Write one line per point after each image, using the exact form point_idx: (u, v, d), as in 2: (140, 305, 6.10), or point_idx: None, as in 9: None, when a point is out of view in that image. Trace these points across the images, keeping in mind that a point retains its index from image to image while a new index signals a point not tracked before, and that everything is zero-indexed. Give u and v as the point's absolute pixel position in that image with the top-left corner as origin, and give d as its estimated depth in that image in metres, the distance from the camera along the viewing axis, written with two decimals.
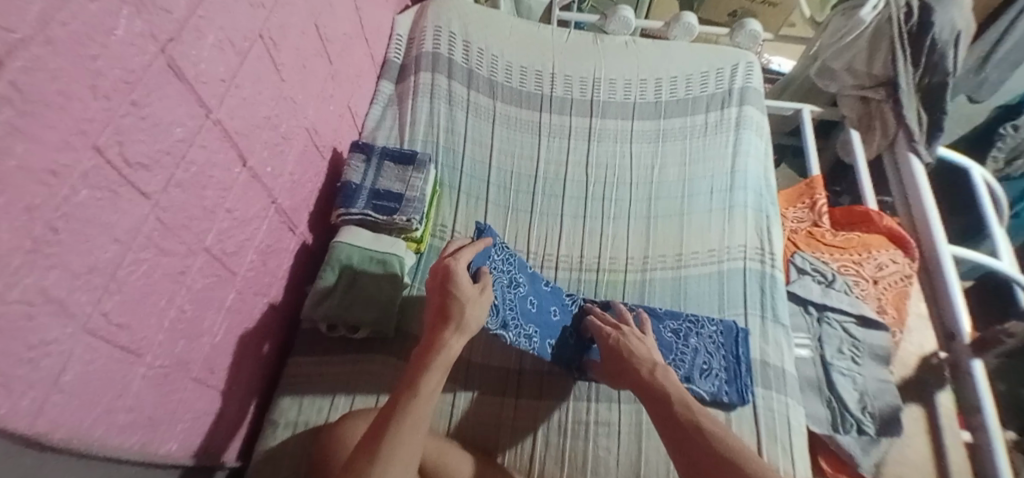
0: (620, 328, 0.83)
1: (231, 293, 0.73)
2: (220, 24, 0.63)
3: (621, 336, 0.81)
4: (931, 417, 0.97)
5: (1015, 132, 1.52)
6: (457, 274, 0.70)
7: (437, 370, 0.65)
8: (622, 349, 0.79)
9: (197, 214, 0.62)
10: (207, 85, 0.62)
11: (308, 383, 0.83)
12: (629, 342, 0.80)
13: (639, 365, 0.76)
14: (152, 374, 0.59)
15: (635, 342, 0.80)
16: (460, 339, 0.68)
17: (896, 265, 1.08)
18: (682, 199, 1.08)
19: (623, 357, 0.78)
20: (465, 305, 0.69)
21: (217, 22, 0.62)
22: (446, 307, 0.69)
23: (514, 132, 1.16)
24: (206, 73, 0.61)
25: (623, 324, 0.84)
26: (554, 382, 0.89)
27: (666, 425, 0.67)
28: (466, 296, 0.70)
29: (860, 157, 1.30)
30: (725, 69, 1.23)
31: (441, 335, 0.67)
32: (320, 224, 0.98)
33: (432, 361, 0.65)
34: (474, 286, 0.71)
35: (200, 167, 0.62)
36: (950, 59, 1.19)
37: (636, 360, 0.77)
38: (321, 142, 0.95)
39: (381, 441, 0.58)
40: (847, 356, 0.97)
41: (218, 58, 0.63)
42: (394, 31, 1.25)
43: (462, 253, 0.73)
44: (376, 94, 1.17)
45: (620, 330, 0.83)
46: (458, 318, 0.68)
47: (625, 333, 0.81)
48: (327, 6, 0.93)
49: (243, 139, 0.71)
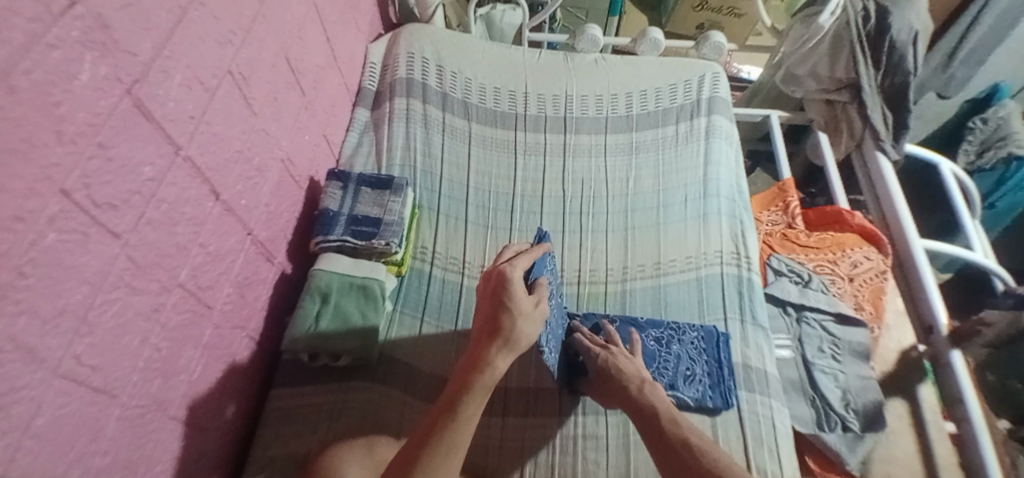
0: (607, 346, 0.84)
1: (208, 328, 0.73)
2: (187, 63, 0.64)
3: (610, 354, 0.82)
4: (915, 412, 0.98)
5: (983, 124, 1.58)
6: (511, 282, 0.69)
7: (479, 389, 0.63)
8: (611, 366, 0.80)
9: (169, 251, 0.63)
10: (176, 123, 0.63)
11: (290, 414, 0.82)
12: (616, 362, 0.80)
13: (627, 383, 0.77)
14: (128, 414, 0.59)
15: (623, 361, 0.81)
16: (506, 358, 0.66)
17: (871, 261, 1.10)
18: (658, 209, 1.10)
19: (611, 375, 0.79)
20: (517, 317, 0.67)
21: (184, 61, 0.63)
22: (498, 322, 0.67)
23: (491, 152, 1.18)
24: (175, 111, 0.62)
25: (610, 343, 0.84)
26: (541, 397, 0.89)
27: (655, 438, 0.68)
28: (523, 308, 0.68)
29: (829, 159, 1.33)
30: (692, 81, 1.26)
31: (486, 353, 0.66)
32: (300, 253, 0.99)
33: (474, 381, 0.63)
34: (528, 299, 0.70)
35: (171, 204, 0.62)
36: (909, 59, 1.22)
37: (622, 378, 0.78)
38: (296, 172, 0.96)
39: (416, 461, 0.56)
40: (828, 354, 0.99)
41: (187, 96, 0.64)
42: (368, 59, 1.28)
43: (517, 261, 0.73)
44: (352, 122, 1.19)
45: (607, 348, 0.83)
46: (507, 334, 0.66)
47: (614, 352, 0.82)
48: (298, 39, 0.94)
49: (215, 174, 0.71)
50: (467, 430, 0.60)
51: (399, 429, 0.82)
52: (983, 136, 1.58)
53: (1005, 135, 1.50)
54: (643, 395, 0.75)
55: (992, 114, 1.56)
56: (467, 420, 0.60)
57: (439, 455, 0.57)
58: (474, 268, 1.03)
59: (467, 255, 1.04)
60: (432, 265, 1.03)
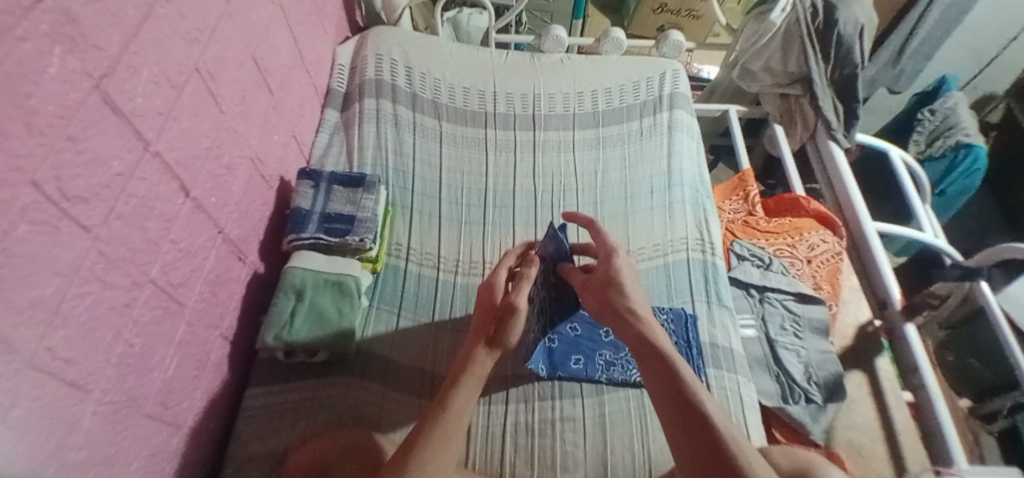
0: (613, 255, 0.75)
1: (181, 325, 0.72)
2: (154, 59, 0.65)
3: (614, 264, 0.74)
4: (873, 381, 1.04)
5: (932, 115, 1.66)
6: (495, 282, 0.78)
7: (467, 385, 0.66)
8: (613, 278, 0.73)
9: (140, 247, 0.63)
10: (144, 118, 0.63)
11: (266, 412, 0.82)
12: (617, 276, 0.72)
13: (625, 298, 0.70)
14: (101, 410, 0.58)
15: (626, 276, 0.73)
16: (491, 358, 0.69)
17: (826, 243, 1.16)
18: (626, 200, 1.14)
19: (613, 287, 0.72)
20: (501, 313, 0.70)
21: (151, 58, 0.64)
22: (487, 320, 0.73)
23: (462, 150, 1.20)
24: (143, 107, 0.63)
25: (616, 251, 0.75)
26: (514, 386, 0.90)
27: (646, 361, 0.63)
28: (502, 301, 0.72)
29: (785, 149, 1.40)
30: (654, 78, 1.31)
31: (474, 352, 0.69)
32: (272, 253, 0.99)
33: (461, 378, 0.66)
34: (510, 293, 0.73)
35: (141, 200, 0.63)
36: (856, 52, 1.30)
37: (619, 292, 0.71)
38: (266, 171, 0.96)
39: (408, 459, 0.58)
40: (790, 331, 1.04)
41: (154, 92, 0.65)
42: (336, 61, 1.29)
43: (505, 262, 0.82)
44: (321, 123, 1.20)
45: (612, 259, 0.74)
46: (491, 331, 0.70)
47: (618, 263, 0.74)
48: (264, 39, 0.95)
49: (184, 171, 0.72)
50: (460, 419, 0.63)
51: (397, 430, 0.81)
52: (932, 126, 1.66)
53: (953, 124, 1.60)
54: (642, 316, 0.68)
55: (940, 105, 1.65)
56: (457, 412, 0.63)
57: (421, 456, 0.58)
58: (449, 263, 1.04)
59: (441, 249, 1.06)
60: (407, 261, 1.03)
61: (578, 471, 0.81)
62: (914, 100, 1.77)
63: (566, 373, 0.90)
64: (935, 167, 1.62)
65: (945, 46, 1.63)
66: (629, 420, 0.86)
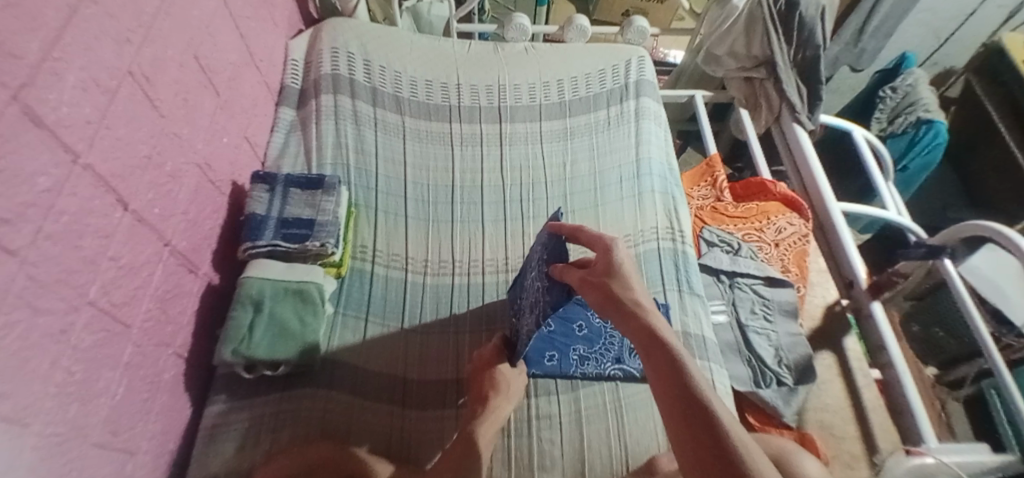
0: (610, 246, 0.61)
1: (128, 347, 0.68)
2: (81, 64, 0.60)
3: (614, 255, 0.60)
4: (842, 361, 1.07)
5: (893, 92, 1.69)
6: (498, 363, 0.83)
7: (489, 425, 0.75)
8: (614, 270, 0.58)
9: (75, 266, 0.58)
10: (72, 128, 0.58)
11: (228, 431, 0.78)
12: (616, 269, 0.58)
13: (630, 292, 0.55)
14: (44, 444, 0.54)
15: (627, 268, 0.59)
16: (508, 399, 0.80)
17: (793, 226, 1.17)
18: (595, 191, 1.12)
19: (614, 279, 0.57)
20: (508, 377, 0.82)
21: (77, 62, 0.59)
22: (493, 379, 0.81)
23: (427, 145, 1.16)
24: (71, 116, 0.58)
25: (616, 241, 0.61)
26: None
27: (650, 366, 0.47)
28: (506, 372, 0.82)
29: (751, 134, 1.41)
30: (620, 66, 1.30)
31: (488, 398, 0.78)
32: (227, 263, 0.94)
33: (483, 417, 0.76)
34: (512, 368, 0.84)
35: (73, 216, 0.58)
36: (818, 33, 1.30)
37: (622, 285, 0.56)
38: (216, 176, 0.91)
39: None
40: (760, 315, 1.05)
41: (82, 100, 0.60)
42: (289, 56, 1.23)
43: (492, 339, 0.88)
44: (277, 121, 1.15)
45: (609, 249, 0.61)
46: (505, 385, 0.80)
47: (616, 254, 0.60)
48: (208, 36, 0.90)
49: (121, 182, 0.67)
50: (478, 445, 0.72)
51: (424, 459, 0.79)
52: (893, 104, 1.69)
53: (914, 101, 1.63)
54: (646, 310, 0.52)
55: (900, 83, 1.68)
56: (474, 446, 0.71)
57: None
58: (418, 263, 1.02)
59: (409, 250, 1.03)
60: (374, 264, 1.00)
61: (555, 469, 0.80)
62: (875, 79, 1.80)
63: (540, 370, 0.89)
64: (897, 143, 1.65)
65: (905, 24, 1.67)
66: (605, 414, 0.86)
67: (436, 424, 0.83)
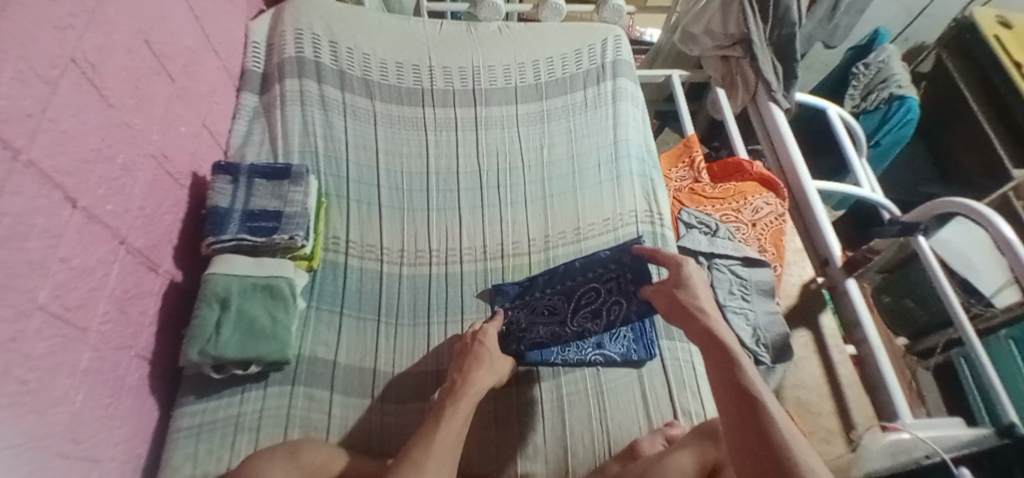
0: (681, 261, 0.71)
1: (86, 352, 0.64)
2: (19, 53, 0.55)
3: (684, 270, 0.70)
4: (818, 338, 1.09)
5: (866, 69, 1.70)
6: (485, 333, 0.83)
7: (467, 398, 0.70)
8: (684, 283, 0.68)
9: (21, 271, 0.54)
10: (12, 122, 0.53)
11: (197, 433, 0.75)
12: (688, 283, 0.68)
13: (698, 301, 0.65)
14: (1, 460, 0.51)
15: (697, 282, 0.68)
16: (495, 377, 0.78)
17: (769, 206, 1.17)
18: (573, 175, 1.11)
19: (683, 292, 0.68)
20: (493, 353, 0.80)
21: (15, 51, 0.54)
22: (476, 351, 0.79)
23: (399, 130, 1.13)
24: (9, 109, 0.53)
25: (686, 258, 0.71)
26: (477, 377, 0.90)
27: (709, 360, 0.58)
28: (492, 350, 0.80)
29: (728, 113, 1.40)
30: (596, 45, 1.27)
31: (472, 370, 0.75)
32: (190, 258, 0.90)
33: (462, 391, 0.71)
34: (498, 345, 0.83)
35: (16, 217, 0.54)
36: (794, 10, 1.27)
37: (689, 296, 0.67)
38: (174, 168, 0.86)
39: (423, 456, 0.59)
40: (738, 295, 1.05)
41: (22, 92, 0.55)
42: (250, 38, 1.16)
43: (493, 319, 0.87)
44: (238, 108, 1.09)
45: (679, 264, 0.71)
46: (489, 357, 0.79)
47: (687, 269, 0.69)
48: (159, 19, 0.84)
49: (69, 179, 0.62)
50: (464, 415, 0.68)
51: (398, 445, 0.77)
52: (866, 80, 1.70)
53: (887, 77, 1.64)
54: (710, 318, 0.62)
55: (873, 59, 1.68)
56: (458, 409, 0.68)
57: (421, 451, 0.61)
58: (393, 254, 0.99)
59: (383, 240, 1.00)
60: (347, 255, 0.97)
61: (538, 457, 0.80)
62: (848, 55, 1.81)
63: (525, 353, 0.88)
64: (871, 119, 1.67)
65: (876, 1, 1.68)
66: (586, 400, 0.85)
67: (414, 413, 0.81)
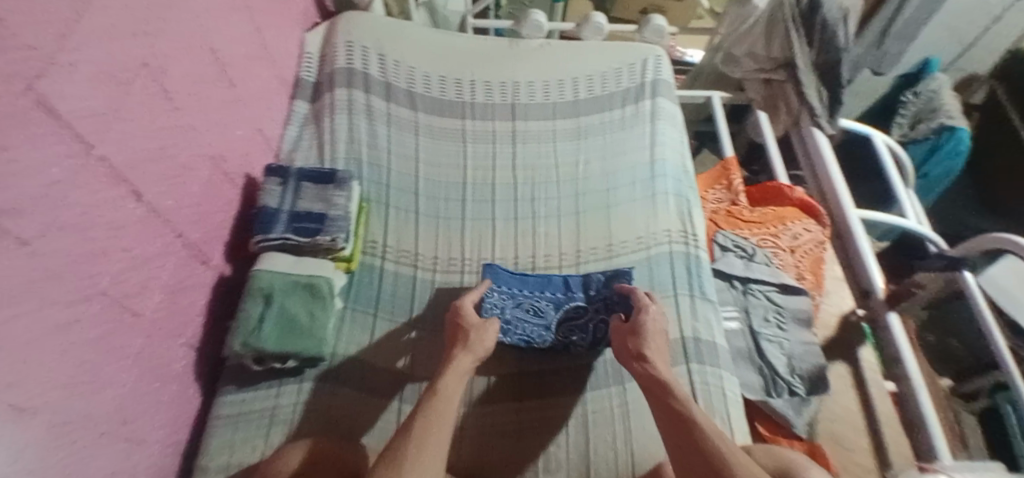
0: (643, 307, 0.82)
1: (138, 337, 0.69)
2: (95, 56, 0.60)
3: (643, 315, 0.81)
4: (855, 372, 1.05)
5: (915, 97, 1.65)
6: (465, 312, 0.83)
7: (454, 376, 0.72)
8: (640, 326, 0.79)
9: (85, 258, 0.59)
10: (85, 120, 0.58)
11: (234, 422, 0.78)
12: (644, 330, 0.79)
13: (646, 344, 0.77)
14: (52, 435, 0.55)
15: (653, 329, 0.79)
16: (471, 357, 0.76)
17: (810, 233, 1.14)
18: (607, 192, 1.11)
19: (637, 333, 0.79)
20: (472, 331, 0.80)
21: (91, 54, 0.59)
22: (458, 335, 0.80)
23: (438, 142, 1.16)
24: (84, 108, 0.58)
25: (647, 304, 0.82)
26: (500, 384, 0.88)
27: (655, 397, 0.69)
28: (472, 327, 0.80)
29: (769, 137, 1.38)
30: (636, 64, 1.28)
31: (453, 354, 0.77)
32: (238, 256, 0.94)
33: (446, 372, 0.72)
34: (478, 319, 0.82)
35: (84, 207, 0.58)
36: (840, 36, 1.25)
37: (641, 338, 0.78)
38: (229, 169, 0.91)
39: (406, 445, 0.59)
40: (773, 323, 1.03)
41: (96, 91, 0.60)
42: (304, 49, 1.23)
43: (467, 297, 0.86)
44: (290, 115, 1.15)
45: (642, 310, 0.82)
46: (466, 340, 0.78)
47: (647, 317, 0.80)
48: (222, 29, 0.90)
49: (134, 174, 0.67)
50: (447, 411, 0.65)
51: (370, 435, 0.79)
52: (915, 109, 1.66)
53: (937, 107, 1.60)
54: (659, 364, 0.74)
55: (923, 87, 1.64)
56: (448, 399, 0.67)
57: (419, 431, 0.61)
58: (427, 260, 1.01)
59: (419, 247, 1.03)
60: (383, 259, 1.00)
61: (559, 472, 0.79)
62: (898, 82, 1.75)
63: (509, 340, 0.90)
64: (919, 149, 1.63)
65: (927, 28, 1.59)
66: (612, 418, 0.84)
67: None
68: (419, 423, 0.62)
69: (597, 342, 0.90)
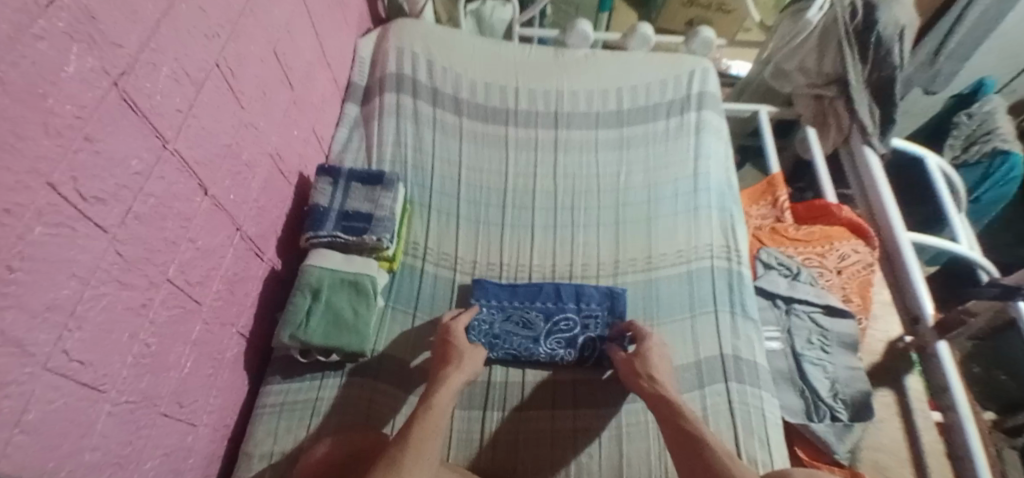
0: (645, 334, 0.86)
1: (198, 324, 0.72)
2: (175, 56, 0.63)
3: (646, 342, 0.85)
4: (902, 401, 1.01)
5: (969, 119, 1.56)
6: (455, 332, 0.85)
7: (443, 393, 0.73)
8: (643, 351, 0.83)
9: (157, 246, 0.62)
10: (163, 116, 0.62)
11: (280, 411, 0.81)
12: (646, 355, 0.82)
13: (651, 368, 0.80)
14: (117, 412, 0.58)
15: (654, 354, 0.83)
16: (461, 373, 0.78)
17: (858, 254, 1.11)
18: (648, 204, 1.10)
19: (640, 357, 0.82)
20: (462, 351, 0.82)
21: (171, 54, 0.63)
22: (448, 354, 0.82)
23: (481, 147, 1.18)
24: (163, 104, 0.62)
25: (648, 332, 0.86)
26: (511, 388, 0.89)
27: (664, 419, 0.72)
28: (461, 348, 0.82)
29: (817, 154, 1.35)
30: (682, 76, 1.27)
31: (443, 371, 0.78)
32: (289, 251, 0.98)
33: (434, 391, 0.74)
34: (467, 342, 0.85)
35: (159, 199, 0.62)
36: (896, 54, 1.22)
37: (646, 362, 0.81)
38: (286, 167, 0.95)
39: (400, 462, 0.61)
40: (817, 346, 1.00)
41: (174, 90, 0.64)
42: (357, 54, 1.27)
43: (460, 317, 0.89)
44: (341, 117, 1.19)
45: (644, 337, 0.86)
46: (457, 359, 0.80)
47: (650, 342, 0.84)
48: (287, 34, 0.94)
49: (203, 168, 0.71)
50: (436, 425, 0.67)
51: (385, 421, 0.82)
52: (968, 131, 1.57)
53: (992, 129, 1.51)
54: (667, 387, 0.77)
55: (977, 109, 1.55)
56: (437, 414, 0.69)
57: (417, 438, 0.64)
58: (467, 264, 1.03)
59: (459, 250, 1.04)
60: (424, 261, 1.02)
61: None
62: (950, 102, 1.66)
63: (496, 355, 0.90)
64: (971, 173, 1.55)
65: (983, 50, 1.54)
66: (647, 433, 0.82)
67: (463, 425, 0.84)
68: (413, 434, 0.65)
69: (583, 358, 0.91)
